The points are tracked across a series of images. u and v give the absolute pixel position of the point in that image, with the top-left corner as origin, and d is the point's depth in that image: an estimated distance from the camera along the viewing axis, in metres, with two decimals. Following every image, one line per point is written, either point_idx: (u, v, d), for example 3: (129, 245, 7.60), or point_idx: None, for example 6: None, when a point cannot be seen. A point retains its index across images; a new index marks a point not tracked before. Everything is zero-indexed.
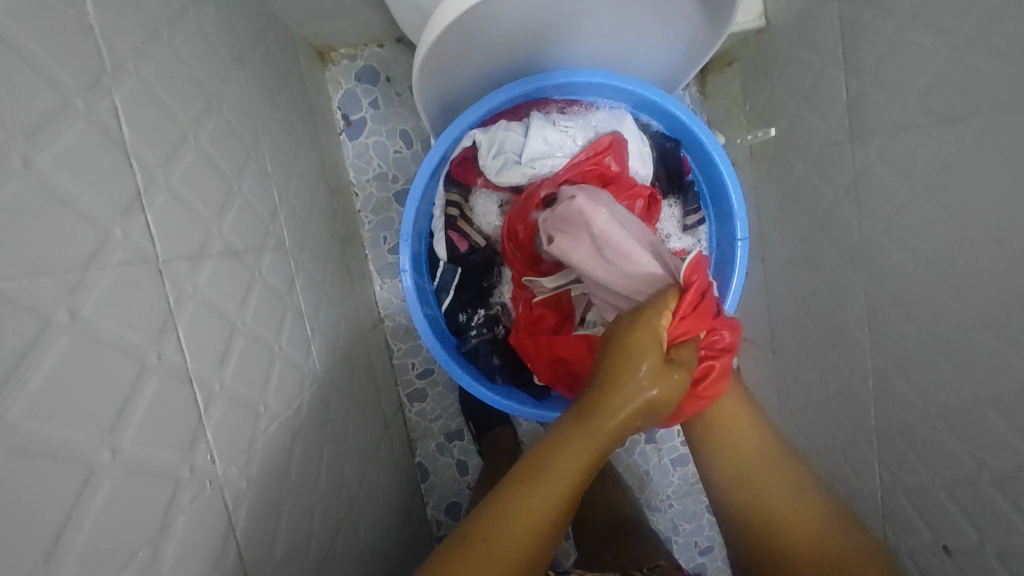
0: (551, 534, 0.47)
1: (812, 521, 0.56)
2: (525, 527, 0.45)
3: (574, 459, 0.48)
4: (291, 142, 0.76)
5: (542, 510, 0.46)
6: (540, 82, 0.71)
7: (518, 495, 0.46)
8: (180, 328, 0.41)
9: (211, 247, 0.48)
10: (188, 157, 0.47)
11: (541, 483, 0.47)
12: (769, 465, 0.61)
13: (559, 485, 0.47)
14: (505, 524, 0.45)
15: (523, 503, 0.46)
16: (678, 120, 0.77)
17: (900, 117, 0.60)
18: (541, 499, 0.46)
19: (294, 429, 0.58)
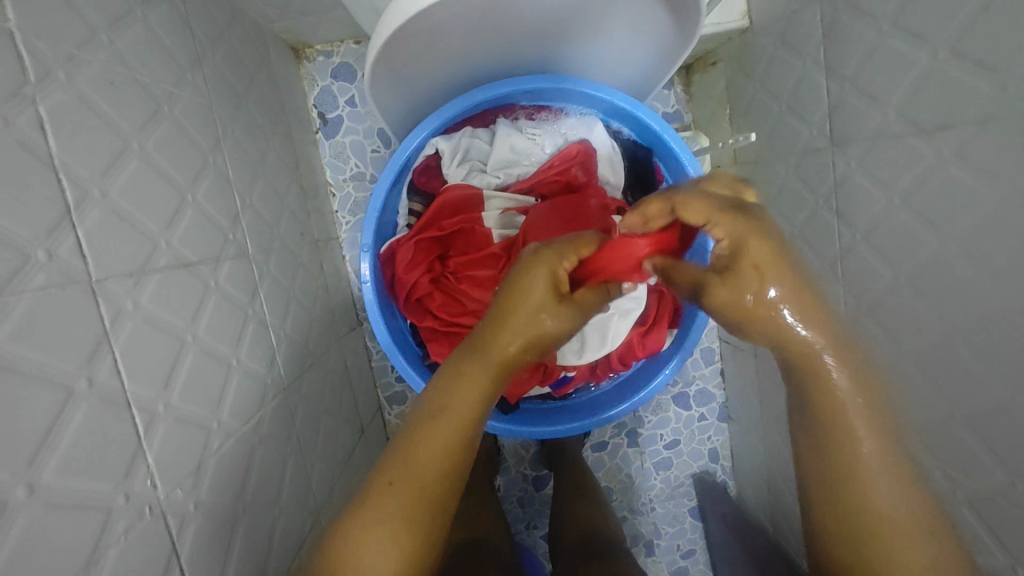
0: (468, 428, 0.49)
1: (861, 440, 0.46)
2: (426, 470, 0.47)
3: (476, 385, 0.49)
4: (258, 143, 0.74)
5: (452, 435, 0.48)
6: (504, 88, 0.70)
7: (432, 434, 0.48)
8: (116, 348, 0.40)
9: (156, 261, 0.46)
10: (132, 167, 0.45)
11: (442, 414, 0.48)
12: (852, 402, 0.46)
13: (469, 394, 0.49)
14: (417, 461, 0.47)
15: (430, 442, 0.47)
16: (649, 128, 0.75)
17: (879, 126, 0.58)
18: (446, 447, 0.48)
19: (253, 444, 0.56)
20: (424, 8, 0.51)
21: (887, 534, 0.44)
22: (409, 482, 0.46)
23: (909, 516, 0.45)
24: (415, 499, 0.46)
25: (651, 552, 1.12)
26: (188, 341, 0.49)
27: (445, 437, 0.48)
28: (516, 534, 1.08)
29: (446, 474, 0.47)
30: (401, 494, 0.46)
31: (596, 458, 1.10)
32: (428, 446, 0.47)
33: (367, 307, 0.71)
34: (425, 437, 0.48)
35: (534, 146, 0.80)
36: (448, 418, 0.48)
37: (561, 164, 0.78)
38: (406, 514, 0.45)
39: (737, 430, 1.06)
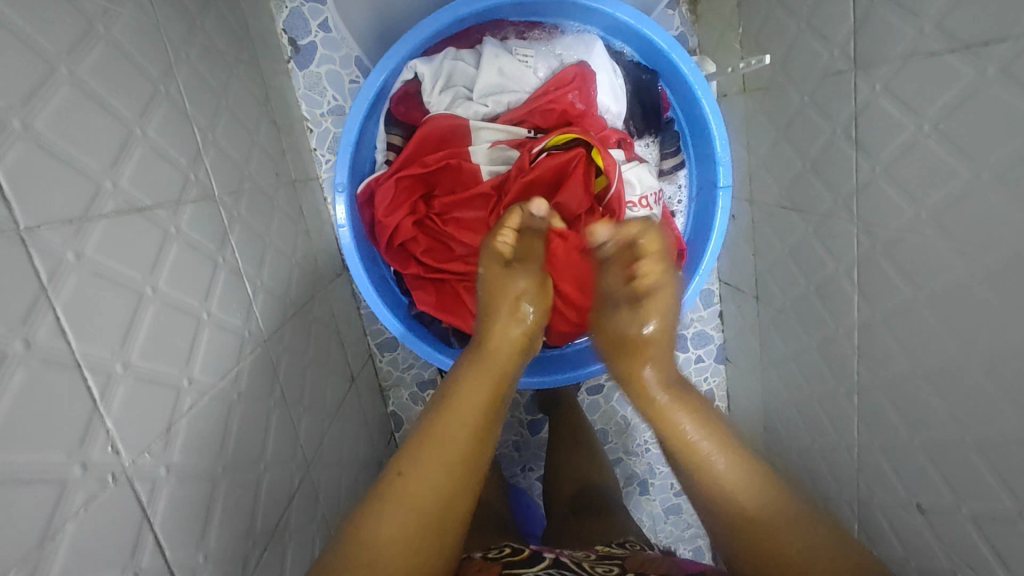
0: (479, 443, 0.52)
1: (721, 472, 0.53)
2: (427, 485, 0.49)
3: (482, 384, 0.54)
4: (218, 72, 0.66)
5: (465, 431, 0.52)
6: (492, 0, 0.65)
7: (437, 445, 0.51)
8: (58, 304, 0.35)
9: (101, 206, 0.41)
10: (60, 96, 0.39)
11: (451, 417, 0.52)
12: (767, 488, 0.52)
13: (475, 400, 0.53)
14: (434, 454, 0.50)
15: (438, 454, 0.50)
16: (655, 46, 0.69)
17: (914, 43, 0.52)
18: (451, 461, 0.50)
19: (231, 400, 0.53)
20: None
21: (743, 507, 0.52)
22: (409, 493, 0.49)
23: (755, 489, 0.52)
24: (414, 500, 0.49)
25: (645, 491, 1.13)
26: (147, 294, 0.44)
27: (452, 443, 0.51)
28: (512, 476, 1.09)
29: (453, 495, 0.50)
30: (404, 498, 0.49)
31: (592, 402, 1.09)
32: (435, 454, 0.50)
33: (344, 246, 0.66)
34: (443, 438, 0.51)
35: (525, 70, 0.72)
36: (458, 410, 0.52)
37: (555, 90, 0.70)
38: (401, 529, 0.48)
39: (736, 371, 1.04)
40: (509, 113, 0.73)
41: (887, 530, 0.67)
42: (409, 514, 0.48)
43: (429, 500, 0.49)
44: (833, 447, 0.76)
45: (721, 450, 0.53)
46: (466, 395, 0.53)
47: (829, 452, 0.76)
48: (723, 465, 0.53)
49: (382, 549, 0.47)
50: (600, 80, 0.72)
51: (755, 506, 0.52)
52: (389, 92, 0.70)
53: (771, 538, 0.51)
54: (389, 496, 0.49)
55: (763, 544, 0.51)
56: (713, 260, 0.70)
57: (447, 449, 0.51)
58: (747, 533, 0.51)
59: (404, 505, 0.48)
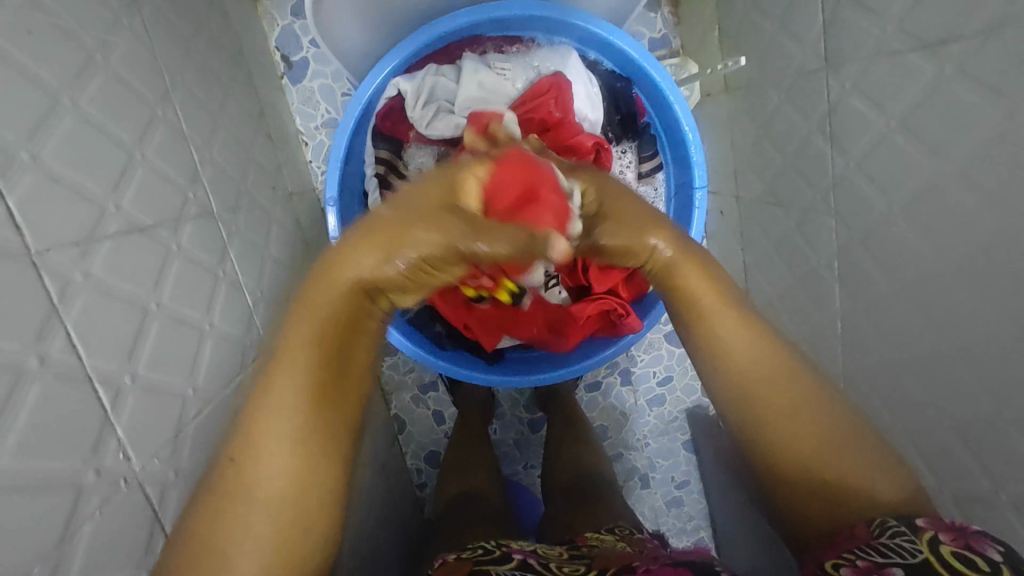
0: (324, 449, 0.43)
1: (821, 439, 0.47)
2: (279, 478, 0.41)
3: (307, 341, 0.43)
4: (213, 92, 0.68)
5: (293, 427, 0.41)
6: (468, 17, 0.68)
7: (274, 425, 0.41)
8: (69, 323, 0.38)
9: (106, 227, 0.44)
10: (65, 127, 0.42)
11: (279, 404, 0.41)
12: (839, 465, 0.46)
13: (294, 383, 0.42)
14: (263, 464, 0.41)
15: (269, 445, 0.41)
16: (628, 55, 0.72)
17: (877, 43, 0.54)
18: (293, 426, 0.41)
19: (235, 408, 0.56)
20: None
21: (832, 481, 0.46)
22: (263, 491, 0.40)
23: (846, 464, 0.46)
24: (251, 501, 0.40)
25: (647, 485, 1.15)
26: (152, 309, 0.47)
27: (286, 401, 0.42)
28: (514, 473, 1.12)
29: (292, 483, 0.41)
30: (241, 491, 0.40)
31: (591, 399, 1.13)
32: (268, 450, 0.41)
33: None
34: (277, 399, 0.42)
35: (504, 82, 0.74)
36: (275, 397, 0.42)
37: (532, 101, 0.72)
38: (265, 526, 0.40)
39: None
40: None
41: None
42: (255, 526, 0.40)
43: (293, 505, 0.41)
44: None
45: (778, 398, 0.48)
46: (281, 369, 0.42)
47: None
48: (764, 362, 0.48)
49: (227, 555, 0.39)
50: (577, 91, 0.74)
51: (836, 478, 0.46)
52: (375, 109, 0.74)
53: (814, 476, 0.47)
54: (242, 495, 0.40)
55: (793, 464, 0.47)
56: None
57: (278, 413, 0.41)
58: (820, 501, 0.46)
59: (254, 496, 0.40)
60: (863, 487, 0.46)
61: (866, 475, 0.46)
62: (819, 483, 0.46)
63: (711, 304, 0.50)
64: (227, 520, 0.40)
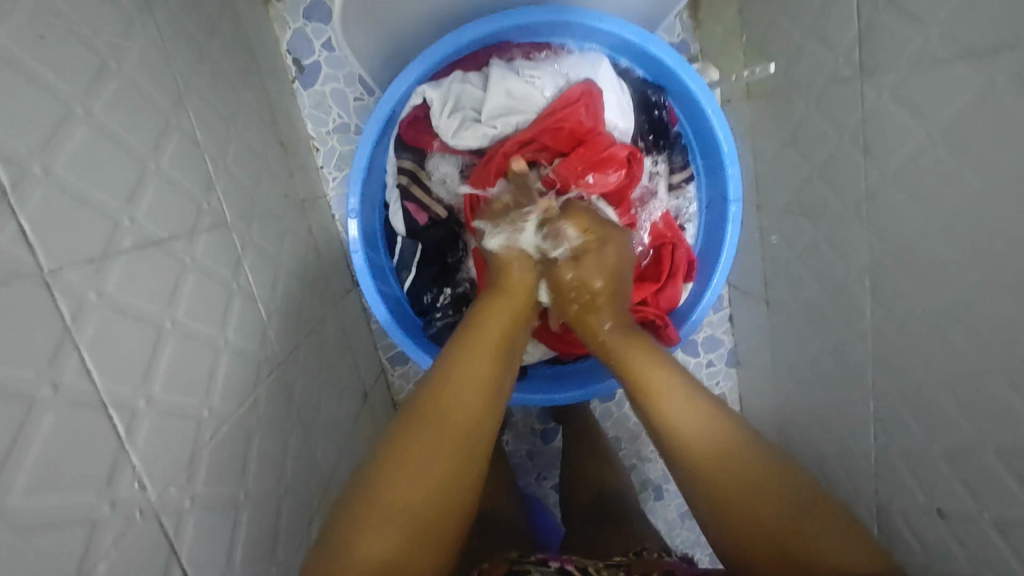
0: (485, 410, 0.54)
1: (765, 473, 0.52)
2: (467, 408, 0.53)
3: (501, 318, 0.61)
4: (226, 99, 0.66)
5: (481, 377, 0.55)
6: (499, 24, 0.67)
7: (457, 398, 0.53)
8: (82, 345, 0.36)
9: (120, 242, 0.42)
10: (77, 137, 0.39)
11: (461, 361, 0.55)
12: (770, 488, 0.51)
13: (483, 354, 0.56)
14: (450, 402, 0.53)
15: (465, 391, 0.54)
16: (663, 63, 0.71)
17: (920, 51, 0.52)
18: (480, 386, 0.54)
19: (251, 427, 0.54)
20: None
21: (743, 521, 0.51)
22: (454, 423, 0.52)
23: (785, 502, 0.51)
24: (440, 430, 0.51)
25: (660, 497, 1.13)
26: (166, 327, 0.45)
27: (482, 369, 0.55)
28: (526, 484, 1.10)
29: (475, 422, 0.53)
30: (433, 419, 0.52)
31: (604, 409, 1.11)
32: (462, 391, 0.53)
33: (356, 273, 0.69)
34: (477, 355, 0.56)
35: (533, 89, 0.71)
36: (474, 358, 0.56)
37: (564, 110, 0.70)
38: (440, 457, 0.50)
39: (748, 375, 1.04)
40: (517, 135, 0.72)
41: (908, 535, 0.66)
42: (416, 465, 0.49)
43: (452, 448, 0.51)
44: (852, 450, 0.75)
45: (687, 413, 0.55)
46: (481, 331, 0.58)
47: (847, 457, 0.76)
48: (696, 418, 0.55)
49: (394, 484, 0.48)
50: (609, 99, 0.73)
51: (778, 512, 0.50)
52: (398, 116, 0.73)
53: (752, 510, 0.51)
54: (418, 435, 0.51)
55: (725, 492, 0.52)
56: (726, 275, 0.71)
57: (473, 375, 0.55)
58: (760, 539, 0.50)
59: (439, 433, 0.51)
60: (776, 504, 0.50)
61: (787, 509, 0.50)
62: (746, 506, 0.51)
63: (663, 386, 0.57)
64: (395, 465, 0.49)
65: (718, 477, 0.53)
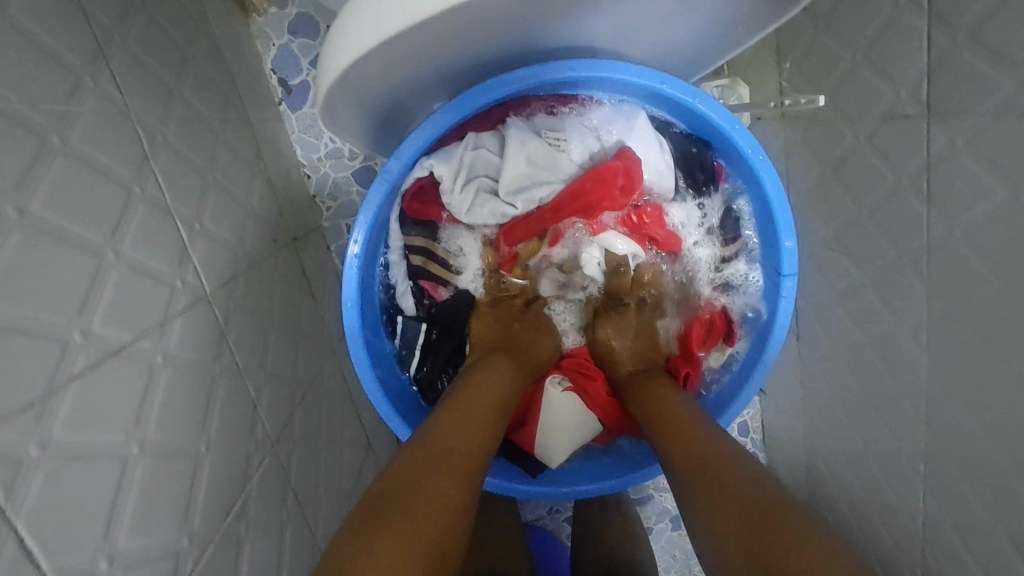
0: (484, 440, 0.53)
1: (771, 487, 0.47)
2: (467, 437, 0.52)
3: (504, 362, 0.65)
4: (203, 145, 0.58)
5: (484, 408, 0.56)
6: (512, 86, 0.59)
7: (465, 412, 0.55)
8: (21, 521, 0.30)
9: (70, 367, 0.35)
10: (8, 249, 0.32)
11: (468, 397, 0.57)
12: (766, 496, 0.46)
13: (483, 395, 0.58)
14: (453, 432, 0.52)
15: (461, 424, 0.53)
16: (710, 121, 0.65)
17: (1011, 99, 0.44)
18: (471, 428, 0.53)
19: (237, 537, 0.48)
20: (370, 49, 0.45)
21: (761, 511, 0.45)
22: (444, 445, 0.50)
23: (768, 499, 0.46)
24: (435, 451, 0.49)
25: None
26: (133, 454, 0.39)
27: (476, 413, 0.55)
28: (537, 519, 1.05)
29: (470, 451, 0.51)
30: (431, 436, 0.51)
31: None
32: (459, 421, 0.53)
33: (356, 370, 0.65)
34: (473, 394, 0.58)
35: (558, 153, 0.71)
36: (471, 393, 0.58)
37: (593, 186, 0.70)
38: (425, 480, 0.46)
39: (772, 404, 0.98)
40: (542, 208, 0.72)
41: None
42: (413, 483, 0.45)
43: (447, 470, 0.48)
44: (892, 509, 0.70)
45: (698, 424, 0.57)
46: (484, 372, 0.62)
47: (884, 513, 0.71)
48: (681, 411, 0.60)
49: (382, 521, 0.42)
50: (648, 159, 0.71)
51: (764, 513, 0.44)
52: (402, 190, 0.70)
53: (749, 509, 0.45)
54: (416, 445, 0.50)
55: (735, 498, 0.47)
56: (778, 351, 0.67)
57: (469, 420, 0.54)
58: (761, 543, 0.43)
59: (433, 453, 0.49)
60: (770, 504, 0.45)
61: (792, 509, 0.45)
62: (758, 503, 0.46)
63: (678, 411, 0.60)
64: (397, 493, 0.44)
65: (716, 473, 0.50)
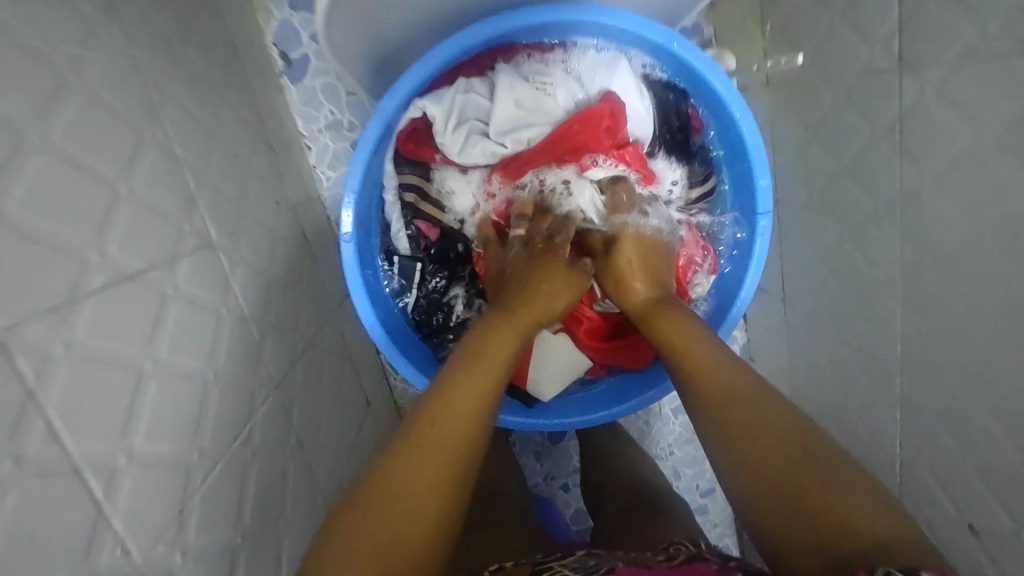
0: (479, 428, 0.51)
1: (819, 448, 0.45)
2: (457, 415, 0.50)
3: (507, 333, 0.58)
4: (205, 105, 0.61)
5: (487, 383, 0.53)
6: (502, 24, 0.62)
7: (476, 365, 0.54)
8: (50, 407, 0.33)
9: (89, 281, 0.38)
10: (31, 166, 0.35)
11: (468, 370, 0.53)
12: (813, 462, 0.44)
13: (478, 377, 0.53)
14: (446, 415, 0.50)
15: (458, 392, 0.52)
16: (688, 65, 0.68)
17: (965, 46, 0.45)
18: (468, 416, 0.51)
19: (245, 464, 0.51)
20: None
21: (805, 487, 0.43)
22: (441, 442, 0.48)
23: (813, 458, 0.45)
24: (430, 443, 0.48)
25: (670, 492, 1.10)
26: (148, 368, 0.41)
27: (470, 394, 0.52)
28: (535, 485, 1.08)
29: (464, 441, 0.49)
30: (426, 428, 0.49)
31: None
32: (451, 415, 0.50)
33: (357, 306, 0.68)
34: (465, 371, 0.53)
35: (545, 98, 0.71)
36: (468, 376, 0.53)
37: (581, 127, 0.70)
38: (420, 479, 0.47)
39: (763, 371, 1.00)
40: (530, 149, 0.72)
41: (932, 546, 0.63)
42: (405, 479, 0.46)
43: (440, 472, 0.47)
44: (872, 459, 0.72)
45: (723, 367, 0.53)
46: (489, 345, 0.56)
47: (866, 462, 0.73)
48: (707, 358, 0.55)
49: (370, 522, 0.44)
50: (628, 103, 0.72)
51: (826, 498, 0.42)
52: (397, 130, 0.72)
53: (821, 488, 0.43)
54: (410, 441, 0.49)
55: (784, 477, 0.44)
56: (751, 295, 0.71)
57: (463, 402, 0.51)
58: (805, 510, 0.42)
59: (431, 450, 0.48)
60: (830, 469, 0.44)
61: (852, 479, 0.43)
62: (811, 478, 0.43)
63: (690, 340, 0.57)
64: (387, 488, 0.46)
65: (761, 436, 0.47)
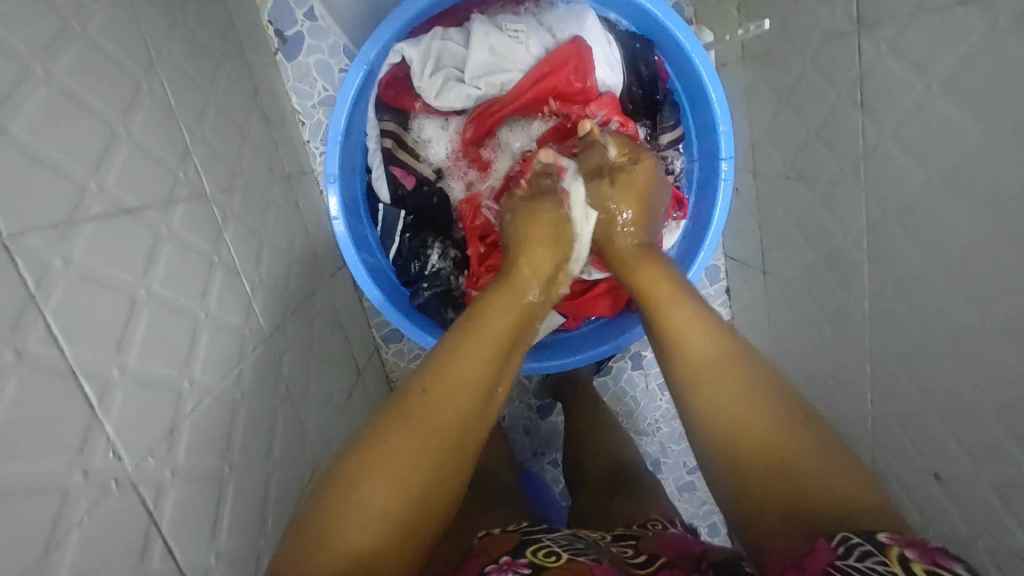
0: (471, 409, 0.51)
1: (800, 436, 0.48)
2: (450, 396, 0.50)
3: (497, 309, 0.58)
4: (203, 69, 0.64)
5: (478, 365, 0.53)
6: None
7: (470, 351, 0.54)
8: (49, 312, 0.35)
9: (88, 209, 0.40)
10: (38, 97, 0.38)
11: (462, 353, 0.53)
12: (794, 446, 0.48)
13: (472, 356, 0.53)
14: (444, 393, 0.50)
15: (457, 369, 0.52)
16: (650, 16, 0.72)
17: (922, 1, 0.50)
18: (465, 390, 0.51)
19: (235, 401, 0.53)
20: None
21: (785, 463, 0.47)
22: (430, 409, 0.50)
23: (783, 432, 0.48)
24: (426, 419, 0.49)
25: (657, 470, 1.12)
26: (141, 296, 0.43)
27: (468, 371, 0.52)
28: (523, 461, 1.09)
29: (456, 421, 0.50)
30: (418, 411, 0.49)
31: (602, 383, 1.10)
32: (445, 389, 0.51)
33: (341, 247, 0.72)
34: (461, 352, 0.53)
35: (517, 46, 0.75)
36: (464, 353, 0.53)
37: (550, 70, 0.74)
38: (418, 454, 0.47)
39: None
40: (504, 95, 0.76)
41: (903, 500, 0.65)
42: (401, 457, 0.47)
43: (431, 450, 0.48)
44: (846, 419, 0.74)
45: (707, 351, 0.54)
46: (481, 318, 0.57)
47: (841, 424, 0.75)
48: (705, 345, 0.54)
49: (362, 491, 0.45)
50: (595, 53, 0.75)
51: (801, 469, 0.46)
52: (377, 77, 0.75)
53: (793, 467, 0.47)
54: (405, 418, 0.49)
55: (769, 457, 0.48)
56: (718, 238, 0.75)
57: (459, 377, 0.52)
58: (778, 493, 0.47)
59: (426, 426, 0.49)
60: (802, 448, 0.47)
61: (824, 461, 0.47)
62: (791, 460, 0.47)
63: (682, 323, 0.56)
64: (385, 457, 0.47)
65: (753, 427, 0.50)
